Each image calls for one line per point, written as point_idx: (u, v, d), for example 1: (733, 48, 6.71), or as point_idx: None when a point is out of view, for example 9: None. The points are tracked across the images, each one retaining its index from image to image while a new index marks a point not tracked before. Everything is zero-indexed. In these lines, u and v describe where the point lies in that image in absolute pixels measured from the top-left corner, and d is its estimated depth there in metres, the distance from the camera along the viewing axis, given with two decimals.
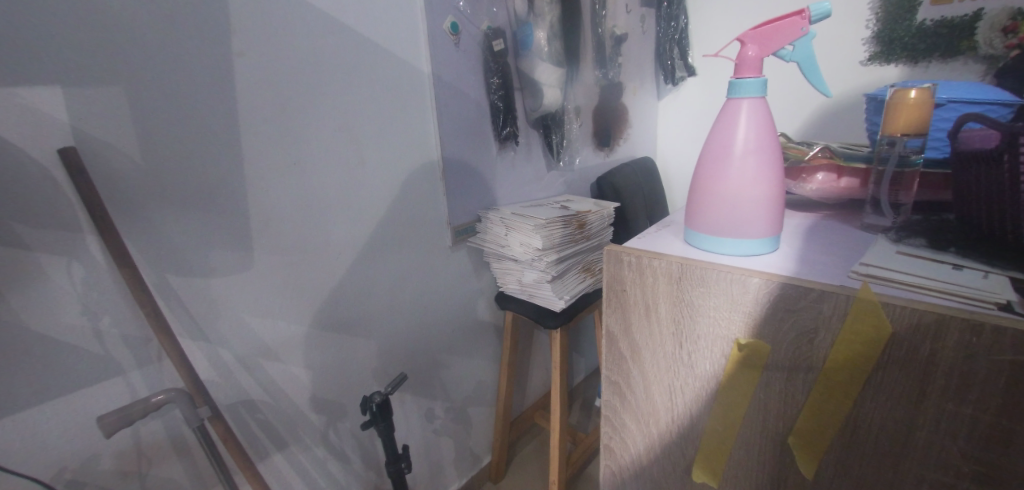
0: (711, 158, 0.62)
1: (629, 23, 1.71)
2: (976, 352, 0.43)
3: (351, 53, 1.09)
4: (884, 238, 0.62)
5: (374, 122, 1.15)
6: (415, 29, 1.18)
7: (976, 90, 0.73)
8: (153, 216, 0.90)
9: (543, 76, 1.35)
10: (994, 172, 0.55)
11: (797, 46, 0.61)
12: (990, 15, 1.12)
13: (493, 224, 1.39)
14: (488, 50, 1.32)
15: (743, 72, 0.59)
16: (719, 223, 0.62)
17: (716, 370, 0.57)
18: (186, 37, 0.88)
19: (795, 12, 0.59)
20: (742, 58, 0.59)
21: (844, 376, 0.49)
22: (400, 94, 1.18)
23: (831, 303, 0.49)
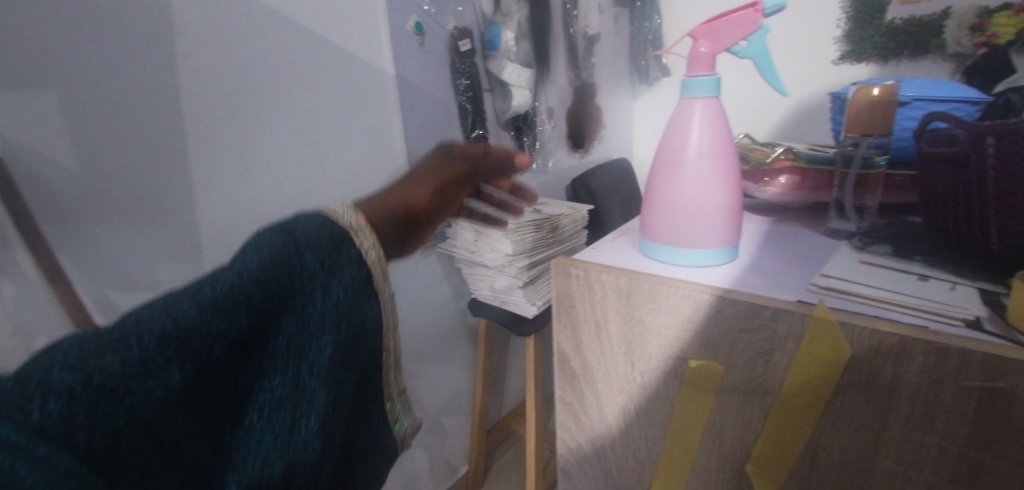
0: (664, 164, 0.57)
1: (601, 23, 1.68)
2: (943, 378, 0.37)
3: (313, 48, 1.00)
4: (848, 246, 0.58)
5: (337, 127, 1.06)
6: (379, 25, 1.09)
7: (941, 87, 0.70)
8: (91, 230, 0.79)
9: (512, 77, 1.28)
10: (961, 175, 0.51)
11: (752, 42, 0.57)
12: (958, 14, 1.09)
13: (462, 229, 1.33)
14: (454, 50, 1.22)
15: (695, 71, 0.55)
16: (674, 234, 0.57)
17: (670, 392, 0.52)
18: (127, 30, 0.78)
19: (747, 5, 0.55)
20: (693, 55, 0.55)
21: (800, 402, 0.43)
22: (362, 96, 1.09)
23: (786, 323, 0.43)
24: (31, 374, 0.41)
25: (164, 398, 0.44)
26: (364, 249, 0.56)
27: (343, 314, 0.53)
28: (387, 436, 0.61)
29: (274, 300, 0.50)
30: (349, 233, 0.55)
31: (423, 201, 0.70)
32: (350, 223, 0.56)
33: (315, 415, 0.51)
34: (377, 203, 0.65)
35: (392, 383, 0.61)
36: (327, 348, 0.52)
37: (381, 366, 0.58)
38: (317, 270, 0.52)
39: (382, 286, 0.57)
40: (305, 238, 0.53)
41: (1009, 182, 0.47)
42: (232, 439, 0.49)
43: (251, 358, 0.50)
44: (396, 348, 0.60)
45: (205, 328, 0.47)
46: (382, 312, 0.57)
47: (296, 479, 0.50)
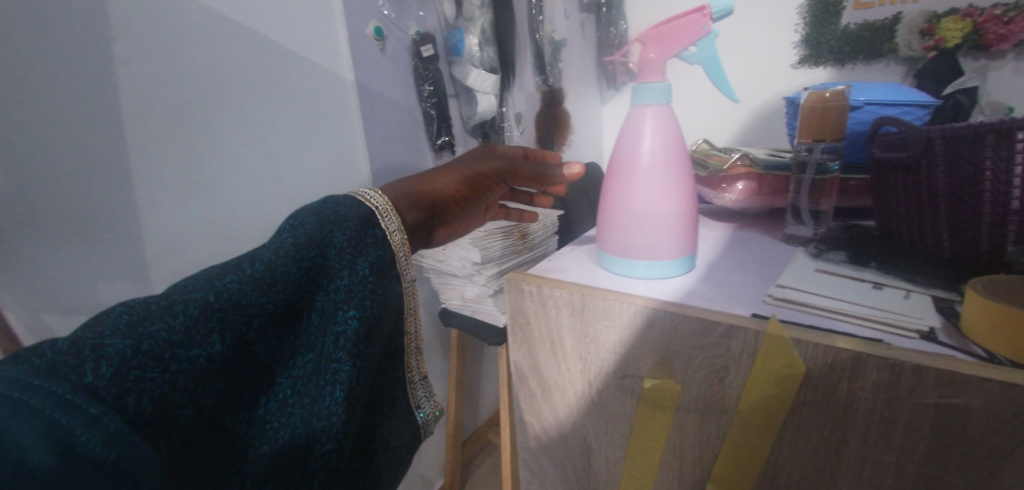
0: (619, 172, 0.55)
1: (566, 30, 1.64)
2: (896, 396, 0.35)
3: (269, 63, 0.88)
4: (804, 253, 0.57)
5: (295, 142, 0.93)
6: (335, 33, 0.95)
7: (894, 91, 0.70)
8: (26, 262, 0.69)
9: (477, 82, 1.14)
10: (913, 180, 0.50)
11: (700, 47, 0.56)
12: (908, 18, 1.01)
13: None
14: (416, 55, 1.07)
15: (647, 78, 0.54)
16: (631, 245, 0.55)
17: (628, 412, 0.50)
18: (54, 39, 0.68)
19: (694, 9, 0.53)
20: (643, 61, 0.53)
21: (757, 420, 0.41)
22: (319, 109, 0.96)
23: (739, 340, 0.41)
24: (84, 337, 0.41)
25: (206, 366, 0.45)
26: (389, 229, 0.59)
27: (369, 290, 0.55)
28: (410, 415, 0.61)
29: (308, 276, 0.52)
30: (376, 217, 0.59)
31: (459, 191, 0.70)
32: (378, 208, 0.59)
33: (341, 385, 0.52)
34: (404, 198, 0.64)
35: (412, 361, 0.62)
36: (352, 323, 0.53)
37: (401, 344, 0.61)
38: (345, 250, 0.55)
39: (407, 268, 0.61)
40: (335, 221, 0.56)
41: (959, 187, 0.46)
42: (263, 409, 0.49)
43: (284, 333, 0.51)
44: (417, 327, 0.63)
45: (246, 300, 0.48)
46: (404, 292, 0.60)
47: (323, 447, 0.50)
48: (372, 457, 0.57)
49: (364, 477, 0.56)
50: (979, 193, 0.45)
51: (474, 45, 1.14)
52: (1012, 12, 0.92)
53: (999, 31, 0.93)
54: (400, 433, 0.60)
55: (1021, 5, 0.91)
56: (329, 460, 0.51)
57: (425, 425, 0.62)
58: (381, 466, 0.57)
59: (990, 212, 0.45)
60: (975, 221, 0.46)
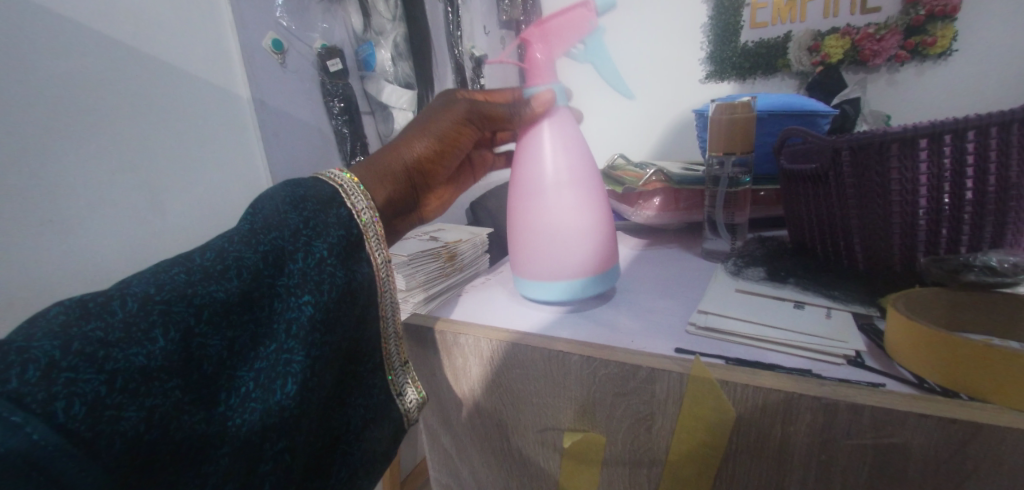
0: (519, 184, 0.50)
1: (487, 46, 1.39)
2: (834, 438, 0.32)
3: (159, 83, 0.65)
4: (725, 271, 0.54)
5: (188, 174, 0.68)
6: (226, 47, 0.72)
7: (795, 101, 0.71)
8: None
9: (393, 98, 0.92)
10: (823, 191, 0.49)
11: (589, 44, 0.52)
12: (797, 36, 0.96)
13: None
14: (321, 69, 0.83)
15: (539, 79, 0.49)
16: (542, 268, 0.49)
17: (552, 469, 0.44)
18: None
19: (577, 3, 0.50)
20: (530, 60, 0.50)
21: (692, 470, 0.37)
22: (208, 128, 0.70)
23: (663, 384, 0.36)
24: (13, 340, 0.29)
25: (151, 367, 0.32)
26: (360, 214, 0.43)
27: (337, 265, 0.40)
28: (386, 407, 0.44)
29: (265, 260, 0.38)
30: (341, 198, 0.43)
31: (439, 155, 0.51)
32: (344, 188, 0.43)
33: (294, 377, 0.36)
34: (371, 177, 0.46)
35: (393, 348, 0.45)
36: (308, 309, 0.38)
37: (380, 333, 0.44)
38: (300, 230, 0.39)
39: (380, 260, 0.43)
40: (292, 197, 0.41)
41: (869, 196, 0.45)
42: (224, 406, 0.34)
43: (243, 321, 0.36)
44: (395, 308, 0.46)
45: (197, 292, 0.34)
46: (376, 269, 0.43)
47: (273, 446, 0.35)
48: (342, 452, 0.41)
49: (328, 480, 0.40)
50: (888, 202, 0.43)
51: (387, 57, 0.91)
52: (883, 30, 0.89)
53: (873, 48, 0.90)
54: (381, 440, 0.43)
55: (890, 23, 0.89)
56: (281, 460, 0.36)
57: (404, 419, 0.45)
58: (354, 465, 0.41)
59: (899, 221, 0.43)
60: (886, 231, 0.44)
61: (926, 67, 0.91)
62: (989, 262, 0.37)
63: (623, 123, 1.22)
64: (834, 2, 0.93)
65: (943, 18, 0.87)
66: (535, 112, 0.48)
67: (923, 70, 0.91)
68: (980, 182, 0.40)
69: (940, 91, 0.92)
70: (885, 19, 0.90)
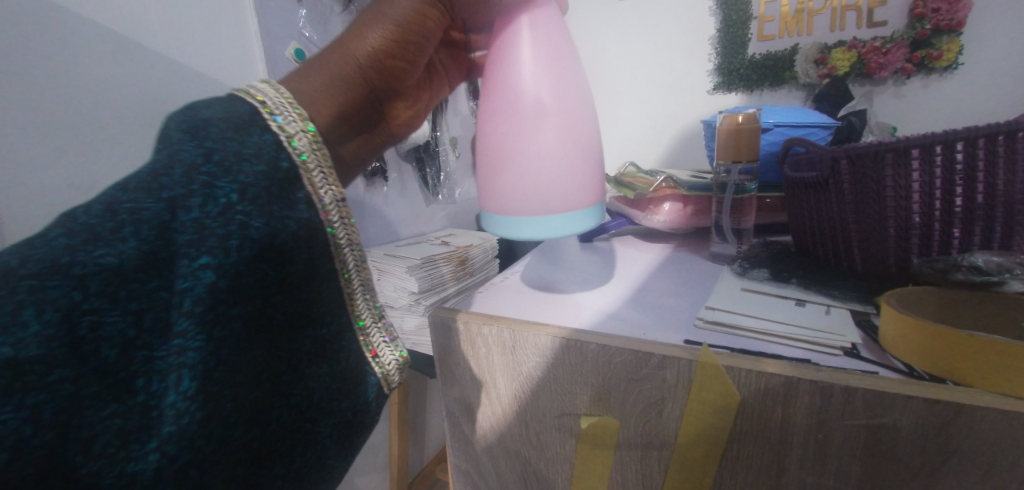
0: (515, 81, 0.49)
1: None
2: (829, 419, 0.35)
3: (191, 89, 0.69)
4: (731, 272, 0.57)
5: None
6: (252, 55, 0.76)
7: (799, 114, 0.74)
8: None
9: None
10: (823, 196, 0.52)
11: None
12: (804, 49, 0.98)
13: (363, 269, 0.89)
14: None
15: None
16: (552, 170, 0.49)
17: (567, 452, 0.47)
18: None
19: None
20: None
21: (699, 452, 0.40)
22: None
23: (674, 370, 0.39)
24: None
25: (23, 358, 0.29)
26: (287, 132, 0.38)
27: (255, 209, 0.36)
28: (358, 375, 0.41)
29: (171, 212, 0.33)
30: (261, 114, 0.38)
31: (396, 54, 0.46)
32: (267, 102, 0.38)
33: (192, 365, 0.33)
34: (311, 93, 0.41)
35: (362, 302, 0.42)
36: (207, 275, 0.34)
37: (342, 288, 0.41)
38: (199, 166, 0.34)
39: (319, 172, 0.39)
40: (195, 123, 0.36)
41: (865, 201, 0.48)
42: (144, 394, 0.32)
43: (149, 290, 0.33)
44: (360, 258, 0.41)
45: (78, 264, 0.31)
46: (324, 211, 0.39)
47: (172, 450, 0.32)
48: (306, 430, 0.38)
49: (290, 462, 0.38)
50: (884, 207, 0.47)
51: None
52: (889, 44, 0.91)
53: (879, 60, 0.92)
54: (358, 412, 0.41)
55: (896, 37, 0.91)
56: (190, 468, 0.33)
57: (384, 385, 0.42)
58: (323, 443, 0.39)
59: (894, 225, 0.47)
60: (882, 235, 0.47)
61: (932, 80, 0.93)
62: (977, 263, 0.41)
63: (633, 132, 1.25)
64: (840, 16, 0.96)
65: (949, 32, 0.89)
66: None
67: (929, 83, 0.93)
68: (969, 188, 0.43)
69: (945, 103, 0.94)
70: (892, 33, 0.92)
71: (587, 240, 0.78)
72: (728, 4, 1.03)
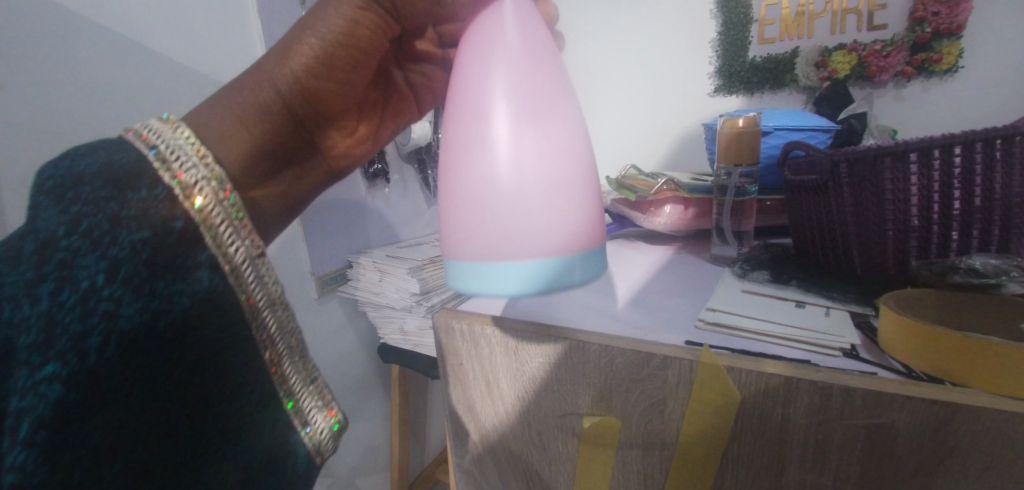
0: (478, 84, 0.40)
1: None
2: (827, 418, 0.35)
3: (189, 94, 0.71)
4: (731, 274, 0.58)
5: None
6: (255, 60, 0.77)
7: (800, 118, 0.74)
8: None
9: None
10: (822, 199, 0.53)
11: None
12: (804, 52, 0.99)
13: (362, 270, 0.89)
14: None
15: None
16: (527, 192, 0.39)
17: (570, 452, 0.47)
18: None
19: None
20: None
21: (699, 451, 0.40)
22: None
23: (675, 371, 0.40)
24: None
25: None
26: (181, 178, 0.35)
27: (142, 277, 0.32)
28: (286, 447, 0.37)
29: (39, 282, 0.30)
30: (153, 162, 0.35)
31: (329, 69, 0.46)
32: (159, 148, 0.35)
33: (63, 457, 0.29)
34: (224, 127, 0.40)
35: (288, 367, 0.37)
36: (74, 360, 0.30)
37: (260, 354, 0.36)
38: (59, 239, 0.31)
39: (226, 228, 0.35)
40: (68, 179, 0.33)
41: (864, 204, 0.48)
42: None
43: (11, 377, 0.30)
44: (281, 319, 0.37)
45: None
46: (233, 268, 0.35)
47: None
48: None
49: None
50: (882, 209, 0.47)
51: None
52: (889, 47, 0.92)
53: (879, 64, 0.93)
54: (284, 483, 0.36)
55: (896, 41, 0.92)
56: None
57: (315, 458, 0.37)
58: None
59: (893, 227, 0.47)
60: (881, 237, 0.48)
61: (933, 83, 0.93)
62: (974, 265, 0.42)
63: (633, 135, 1.26)
64: (840, 19, 0.96)
65: (949, 35, 0.89)
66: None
67: (930, 86, 0.94)
68: (967, 192, 0.44)
69: (946, 107, 0.94)
70: (891, 37, 0.93)
71: None
72: (729, 7, 1.04)
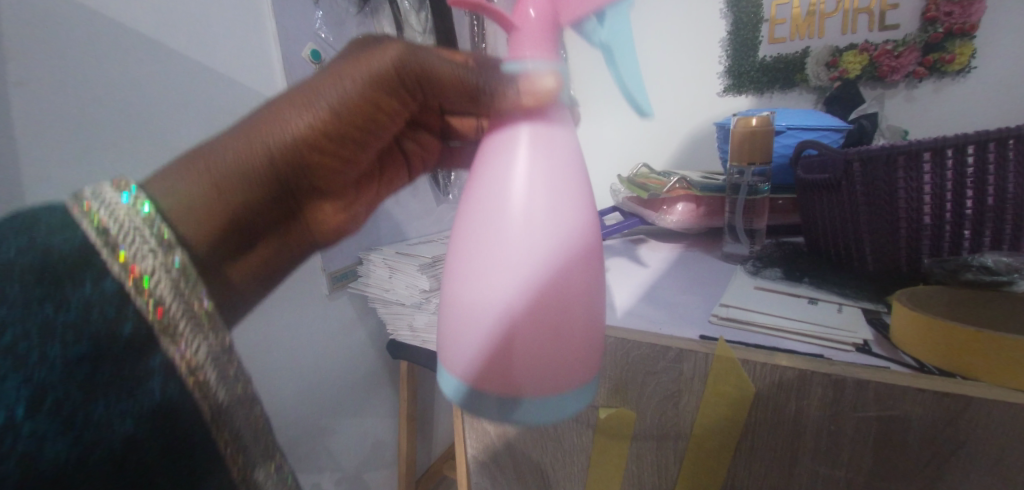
0: (503, 218, 0.40)
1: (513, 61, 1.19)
2: (841, 410, 0.36)
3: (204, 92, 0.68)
4: (743, 271, 0.58)
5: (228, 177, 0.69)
6: None
7: (812, 117, 0.74)
8: None
9: None
10: (835, 197, 0.53)
11: (609, 22, 0.44)
12: (815, 52, 0.99)
13: (374, 267, 0.91)
14: None
15: (525, 48, 0.43)
16: (530, 319, 0.39)
17: (584, 444, 0.48)
18: None
19: None
20: (524, 22, 0.43)
21: (713, 442, 0.41)
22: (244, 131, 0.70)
23: (690, 363, 0.41)
24: None
25: None
26: (132, 262, 0.31)
27: (75, 405, 0.28)
28: None
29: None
30: (101, 250, 0.31)
31: (333, 135, 0.44)
32: (110, 232, 0.31)
33: None
34: (200, 195, 0.38)
35: (262, 474, 0.32)
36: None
37: (221, 457, 0.31)
38: None
39: (188, 328, 0.31)
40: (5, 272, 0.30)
41: (877, 202, 0.49)
42: None
43: None
44: (248, 417, 0.32)
45: None
46: (190, 369, 0.30)
47: None
48: None
49: None
50: (895, 208, 0.48)
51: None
52: (901, 47, 0.92)
53: (891, 64, 0.93)
54: None
55: (908, 41, 0.92)
56: None
57: None
58: None
59: (906, 225, 0.48)
60: (894, 235, 0.49)
61: (945, 84, 0.93)
62: (986, 263, 0.43)
63: (642, 134, 1.26)
64: (852, 19, 0.96)
65: (962, 35, 0.89)
66: (537, 104, 0.43)
67: (942, 86, 0.94)
68: (980, 192, 0.44)
69: (958, 108, 0.94)
70: (903, 37, 0.93)
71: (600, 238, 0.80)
72: (739, 7, 1.04)
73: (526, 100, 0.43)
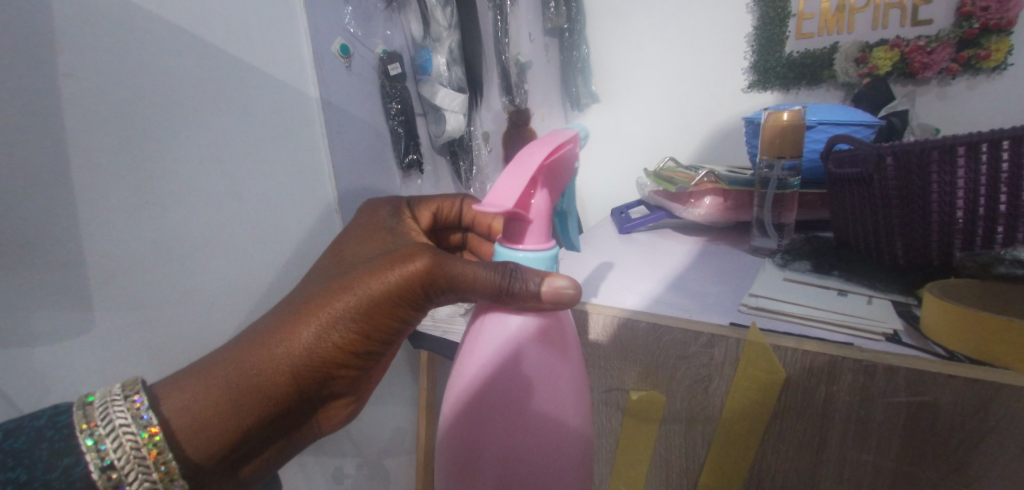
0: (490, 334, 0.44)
1: (533, 51, 1.13)
2: (871, 396, 0.37)
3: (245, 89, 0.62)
4: (772, 263, 0.59)
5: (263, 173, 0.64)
6: None
7: (841, 112, 0.74)
8: None
9: (446, 101, 0.83)
10: (866, 192, 0.54)
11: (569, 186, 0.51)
12: (844, 47, 0.97)
13: None
14: (381, 73, 0.77)
15: (527, 239, 0.45)
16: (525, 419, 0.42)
17: (614, 426, 0.50)
18: None
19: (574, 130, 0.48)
20: (536, 213, 0.44)
21: (743, 427, 0.42)
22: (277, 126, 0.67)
23: (722, 349, 0.42)
24: None
25: None
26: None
27: None
28: None
29: None
30: (101, 480, 0.37)
31: (353, 344, 0.46)
32: (114, 463, 0.37)
33: None
34: (205, 412, 0.40)
35: None
36: None
37: None
38: None
39: None
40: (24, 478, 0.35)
41: (910, 197, 0.49)
42: None
43: None
44: None
45: None
46: None
47: None
48: None
49: None
50: (927, 202, 0.48)
51: (443, 63, 0.84)
52: (934, 43, 0.91)
53: (924, 60, 0.91)
54: None
55: (942, 37, 0.90)
56: None
57: None
58: None
59: (938, 220, 0.48)
60: (925, 228, 0.49)
61: (979, 81, 0.92)
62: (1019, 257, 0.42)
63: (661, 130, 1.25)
64: (883, 15, 0.95)
65: (998, 31, 0.88)
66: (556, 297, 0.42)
67: (976, 84, 0.93)
68: (1015, 188, 0.44)
69: (990, 106, 0.93)
70: (937, 32, 0.92)
71: (626, 230, 0.81)
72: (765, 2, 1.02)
73: (544, 301, 0.42)
